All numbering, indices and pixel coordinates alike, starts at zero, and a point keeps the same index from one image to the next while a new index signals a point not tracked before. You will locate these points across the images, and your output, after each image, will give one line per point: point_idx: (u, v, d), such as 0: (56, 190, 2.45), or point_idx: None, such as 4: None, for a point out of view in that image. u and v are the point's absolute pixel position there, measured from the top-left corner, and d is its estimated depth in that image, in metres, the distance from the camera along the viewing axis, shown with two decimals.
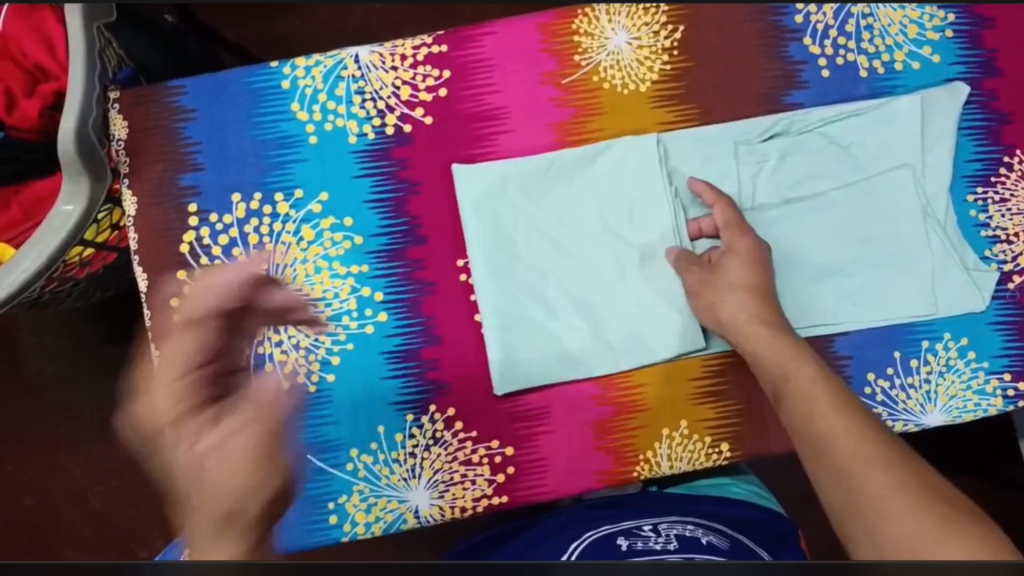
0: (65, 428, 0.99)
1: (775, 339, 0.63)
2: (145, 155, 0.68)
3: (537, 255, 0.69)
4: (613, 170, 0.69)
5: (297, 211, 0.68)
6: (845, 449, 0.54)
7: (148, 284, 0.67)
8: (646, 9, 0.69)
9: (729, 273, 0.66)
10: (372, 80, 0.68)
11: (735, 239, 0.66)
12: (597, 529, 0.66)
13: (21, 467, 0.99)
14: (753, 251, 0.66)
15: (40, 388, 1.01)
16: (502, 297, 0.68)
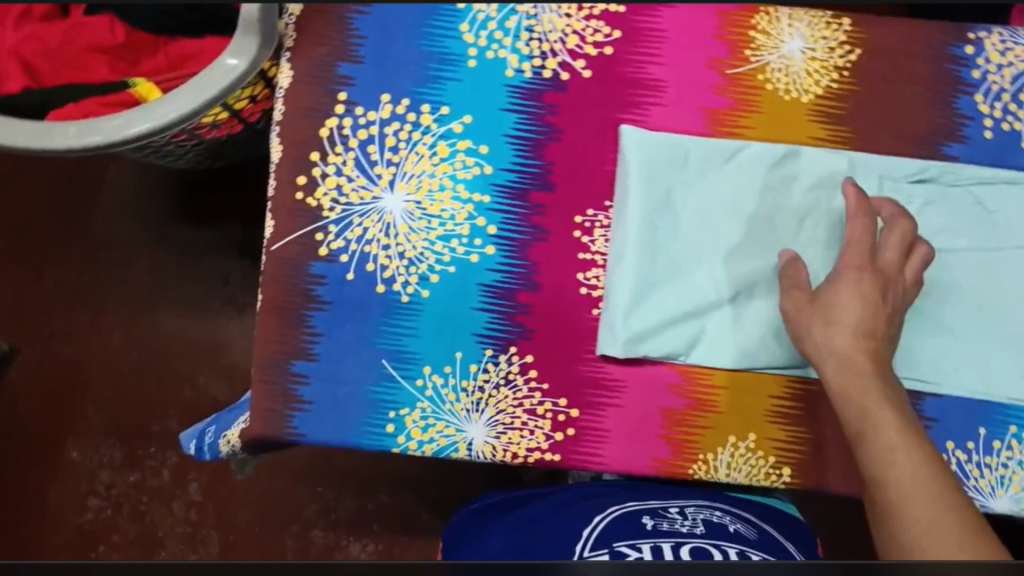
0: (162, 287, 1.13)
1: (866, 379, 0.60)
2: (311, 35, 0.69)
3: (694, 241, 0.68)
4: (796, 175, 0.68)
5: (438, 126, 0.69)
6: (909, 502, 0.52)
7: (280, 155, 0.69)
8: (828, 24, 0.70)
9: (835, 304, 0.63)
10: (545, 21, 0.69)
11: (852, 273, 0.64)
12: (624, 503, 0.65)
13: (116, 309, 1.12)
14: (874, 291, 0.63)
15: (151, 243, 1.13)
16: (653, 267, 0.68)
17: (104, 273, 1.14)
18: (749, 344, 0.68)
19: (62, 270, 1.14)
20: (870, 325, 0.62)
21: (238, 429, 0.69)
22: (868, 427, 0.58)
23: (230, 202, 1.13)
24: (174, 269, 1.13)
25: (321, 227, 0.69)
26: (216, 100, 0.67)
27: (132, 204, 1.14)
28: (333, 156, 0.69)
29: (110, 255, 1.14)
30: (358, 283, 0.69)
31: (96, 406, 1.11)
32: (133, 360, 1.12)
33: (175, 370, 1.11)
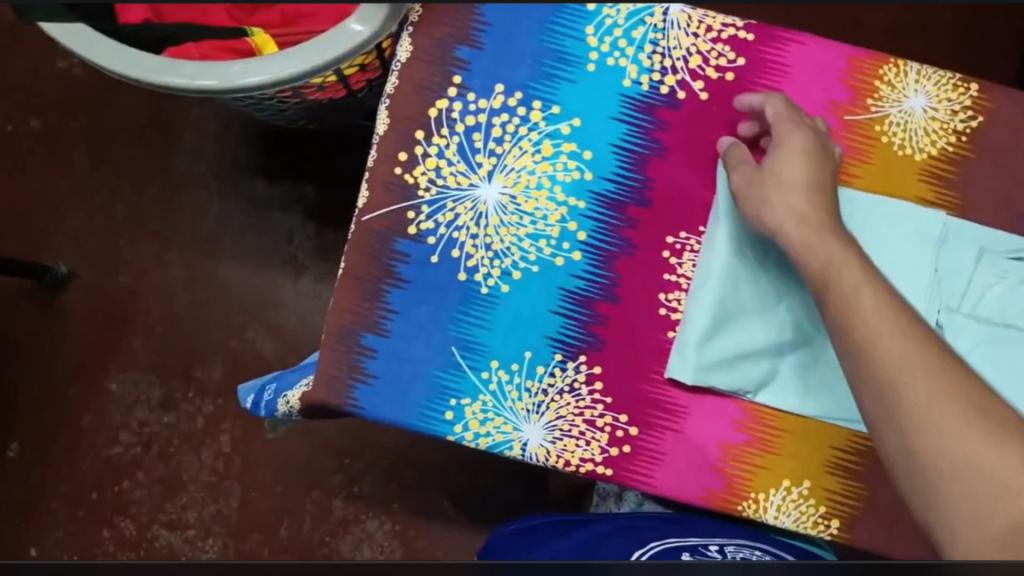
0: (229, 237, 1.14)
1: (846, 257, 0.58)
2: (437, 16, 0.69)
3: (780, 272, 0.68)
4: (891, 229, 0.67)
5: (547, 124, 0.69)
6: (931, 395, 0.48)
7: (385, 128, 0.69)
8: (955, 86, 0.69)
9: (783, 173, 0.63)
10: (671, 37, 0.69)
11: (785, 134, 0.64)
12: (664, 539, 0.66)
13: (181, 252, 1.14)
14: (806, 147, 0.64)
15: (220, 192, 1.15)
16: (730, 296, 0.67)
17: (171, 212, 1.15)
18: (819, 395, 0.68)
19: (131, 203, 1.15)
20: (816, 195, 0.62)
21: (299, 391, 0.69)
22: (856, 314, 0.55)
23: (308, 160, 1.14)
24: (240, 219, 1.14)
25: (414, 206, 0.69)
26: (332, 64, 0.67)
27: (211, 149, 1.15)
28: (437, 137, 0.69)
29: (180, 196, 1.15)
30: (440, 267, 0.69)
31: (143, 341, 1.12)
32: (187, 304, 1.13)
33: (224, 321, 1.12)
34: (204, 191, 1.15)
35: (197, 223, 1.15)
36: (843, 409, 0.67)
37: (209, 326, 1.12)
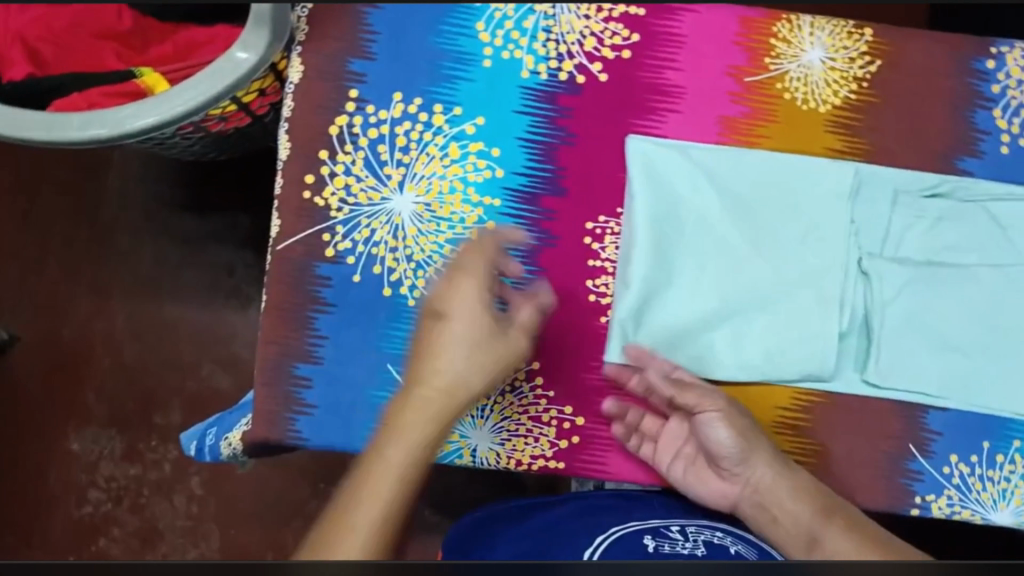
0: (169, 277, 1.12)
1: (780, 473, 0.64)
2: (325, 30, 0.68)
3: (699, 237, 0.67)
4: (803, 185, 0.67)
5: (451, 127, 0.68)
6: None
7: (289, 153, 0.68)
8: (849, 34, 0.68)
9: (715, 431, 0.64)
10: (563, 22, 0.68)
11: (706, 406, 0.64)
12: (625, 523, 0.61)
13: (122, 299, 1.12)
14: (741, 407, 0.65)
15: (152, 233, 1.13)
16: (655, 273, 0.66)
17: (106, 261, 1.12)
18: (755, 357, 0.66)
19: (64, 257, 1.13)
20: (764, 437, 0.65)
21: (239, 432, 0.69)
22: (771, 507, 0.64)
23: (238, 189, 1.13)
24: (176, 257, 1.12)
25: (329, 228, 0.68)
26: (223, 95, 0.66)
27: (136, 191, 1.13)
28: (342, 155, 0.68)
29: (113, 243, 1.13)
30: (364, 286, 0.68)
31: (96, 394, 1.09)
32: (136, 352, 1.10)
33: (177, 363, 1.10)
34: (134, 235, 1.13)
35: (134, 268, 1.12)
36: (778, 365, 0.66)
37: (161, 370, 1.10)
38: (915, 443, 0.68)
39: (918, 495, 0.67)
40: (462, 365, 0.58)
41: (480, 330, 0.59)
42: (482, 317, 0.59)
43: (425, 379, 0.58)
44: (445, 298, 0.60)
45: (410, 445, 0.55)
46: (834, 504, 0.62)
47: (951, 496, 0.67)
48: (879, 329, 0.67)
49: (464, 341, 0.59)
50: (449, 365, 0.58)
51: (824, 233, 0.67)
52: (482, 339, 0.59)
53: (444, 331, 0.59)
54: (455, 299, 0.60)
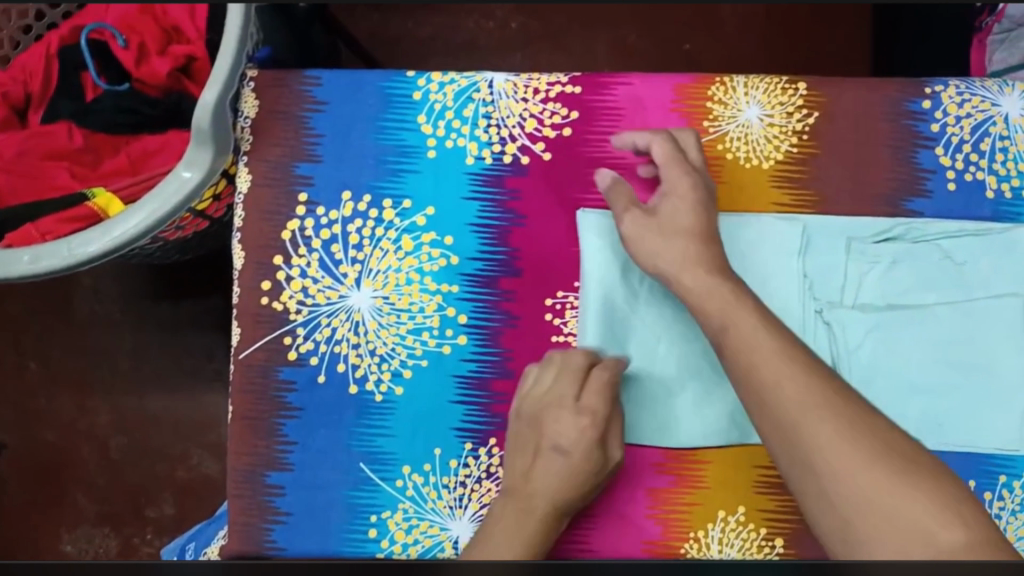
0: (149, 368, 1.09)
1: (738, 299, 0.60)
2: (268, 137, 0.69)
3: (656, 312, 0.68)
4: (746, 246, 0.68)
5: (401, 220, 0.68)
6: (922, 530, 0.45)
7: (242, 262, 0.68)
8: (784, 89, 0.69)
9: (674, 219, 0.65)
10: (502, 107, 0.69)
11: (674, 191, 0.66)
12: None
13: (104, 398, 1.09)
14: (697, 195, 0.66)
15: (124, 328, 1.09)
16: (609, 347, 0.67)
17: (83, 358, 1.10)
18: (721, 421, 0.67)
19: (42, 360, 1.10)
20: (707, 249, 0.64)
21: (217, 545, 0.68)
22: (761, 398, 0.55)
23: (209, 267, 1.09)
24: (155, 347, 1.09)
25: (289, 331, 0.68)
26: (172, 213, 0.66)
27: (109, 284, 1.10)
28: (296, 258, 0.68)
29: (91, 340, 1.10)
30: (329, 385, 0.68)
31: (86, 494, 1.07)
32: (123, 449, 1.08)
33: (166, 456, 1.08)
34: (109, 330, 1.10)
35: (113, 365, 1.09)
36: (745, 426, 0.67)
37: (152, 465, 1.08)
38: None
39: None
40: (558, 480, 0.63)
41: (590, 464, 0.63)
42: (594, 447, 0.63)
43: (537, 495, 0.62)
44: (560, 429, 0.64)
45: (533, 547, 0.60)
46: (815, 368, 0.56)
47: None
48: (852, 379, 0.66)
49: (574, 470, 0.63)
50: (548, 481, 0.63)
51: (779, 289, 0.68)
52: (574, 471, 0.63)
53: (560, 465, 0.63)
54: (567, 432, 0.64)
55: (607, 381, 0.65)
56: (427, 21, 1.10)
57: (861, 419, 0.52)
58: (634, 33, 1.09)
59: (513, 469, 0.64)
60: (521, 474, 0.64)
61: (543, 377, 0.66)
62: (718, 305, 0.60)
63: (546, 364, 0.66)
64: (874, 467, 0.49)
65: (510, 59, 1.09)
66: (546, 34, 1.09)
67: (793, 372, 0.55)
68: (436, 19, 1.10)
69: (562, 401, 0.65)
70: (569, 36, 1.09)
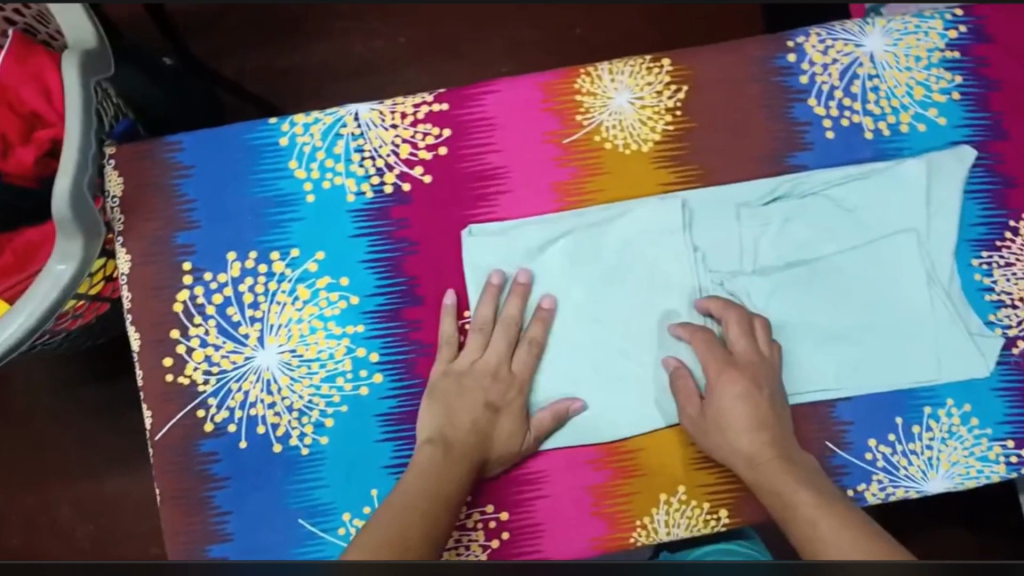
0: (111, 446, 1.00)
1: (784, 470, 0.60)
2: (140, 213, 0.67)
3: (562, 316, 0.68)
4: (632, 232, 0.68)
5: (293, 270, 0.67)
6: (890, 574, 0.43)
7: (139, 344, 0.67)
8: (649, 69, 0.70)
9: (727, 378, 0.64)
10: (372, 138, 0.68)
11: (721, 374, 0.64)
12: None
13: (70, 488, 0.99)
14: (748, 388, 0.63)
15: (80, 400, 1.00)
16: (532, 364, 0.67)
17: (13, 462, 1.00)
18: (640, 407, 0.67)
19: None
20: (773, 430, 0.63)
21: None
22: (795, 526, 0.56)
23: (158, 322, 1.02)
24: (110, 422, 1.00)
25: (201, 403, 0.67)
26: (51, 312, 0.62)
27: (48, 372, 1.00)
28: (194, 328, 0.67)
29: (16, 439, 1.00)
30: (252, 449, 0.67)
31: None
32: (91, 539, 0.97)
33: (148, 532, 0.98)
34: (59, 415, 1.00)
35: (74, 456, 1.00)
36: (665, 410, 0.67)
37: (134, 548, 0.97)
38: (832, 439, 0.68)
39: (850, 488, 0.68)
40: (437, 470, 0.61)
41: (464, 461, 0.62)
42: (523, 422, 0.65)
43: (428, 472, 0.61)
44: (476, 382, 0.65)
45: (429, 518, 0.56)
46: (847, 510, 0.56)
47: (881, 480, 0.68)
48: None
49: (449, 463, 0.62)
50: (429, 469, 0.61)
51: (672, 268, 0.68)
52: (488, 441, 0.64)
53: (437, 456, 0.62)
54: (504, 415, 0.65)
55: (532, 365, 0.67)
56: (310, 48, 1.03)
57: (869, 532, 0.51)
58: (526, 25, 1.04)
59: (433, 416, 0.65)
60: (435, 432, 0.64)
61: (483, 346, 0.66)
62: (780, 479, 0.59)
63: (477, 334, 0.67)
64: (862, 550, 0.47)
65: (406, 72, 1.02)
66: (437, 43, 1.03)
67: (813, 499, 0.57)
68: (322, 46, 1.03)
69: (465, 370, 0.66)
70: (460, 39, 1.03)
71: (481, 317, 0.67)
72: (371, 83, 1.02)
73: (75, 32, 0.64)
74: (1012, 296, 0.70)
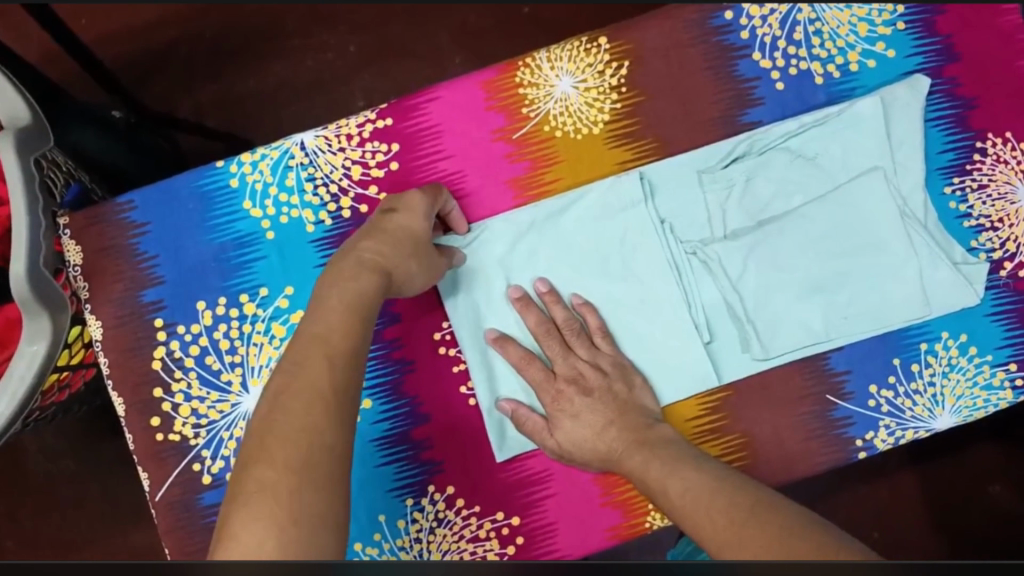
0: (131, 498, 0.95)
1: (647, 464, 0.59)
2: (103, 277, 0.67)
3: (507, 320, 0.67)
4: (594, 215, 0.67)
5: (264, 309, 0.67)
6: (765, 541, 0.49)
7: (125, 408, 0.66)
8: (587, 50, 0.69)
9: (565, 403, 0.64)
10: (321, 164, 0.67)
11: (556, 403, 0.64)
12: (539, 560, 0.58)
13: (97, 550, 0.94)
14: (585, 398, 0.64)
15: (97, 455, 0.95)
16: (500, 368, 0.67)
17: (20, 537, 0.94)
18: (655, 375, 0.67)
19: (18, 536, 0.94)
20: (624, 421, 0.63)
21: None
22: (673, 511, 0.56)
23: None
24: (128, 474, 0.95)
25: (196, 457, 0.66)
26: (32, 393, 0.61)
27: (55, 435, 0.95)
28: (176, 383, 0.66)
29: (23, 511, 0.94)
30: None
31: None
32: None
33: None
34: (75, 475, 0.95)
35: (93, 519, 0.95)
36: (657, 387, 0.67)
37: None
38: (832, 391, 0.67)
39: (858, 438, 0.67)
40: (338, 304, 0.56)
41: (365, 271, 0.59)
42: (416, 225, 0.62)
43: (330, 305, 0.56)
44: (395, 199, 0.63)
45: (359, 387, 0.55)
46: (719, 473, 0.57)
47: (888, 424, 0.67)
48: (742, 307, 0.67)
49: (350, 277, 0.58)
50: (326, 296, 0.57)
51: (639, 243, 0.68)
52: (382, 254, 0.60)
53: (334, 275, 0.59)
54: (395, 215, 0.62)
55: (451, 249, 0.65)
56: (266, 72, 1.01)
57: (727, 487, 0.55)
58: (471, 13, 1.03)
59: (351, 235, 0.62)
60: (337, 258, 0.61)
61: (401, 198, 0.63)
62: (637, 466, 0.60)
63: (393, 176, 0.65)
64: (739, 516, 0.52)
65: (359, 80, 1.01)
66: (387, 47, 1.02)
67: (673, 471, 0.58)
68: (279, 65, 1.01)
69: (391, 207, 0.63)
70: (410, 39, 1.02)
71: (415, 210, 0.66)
72: (324, 97, 1.00)
73: (7, 108, 0.62)
74: (992, 219, 0.69)
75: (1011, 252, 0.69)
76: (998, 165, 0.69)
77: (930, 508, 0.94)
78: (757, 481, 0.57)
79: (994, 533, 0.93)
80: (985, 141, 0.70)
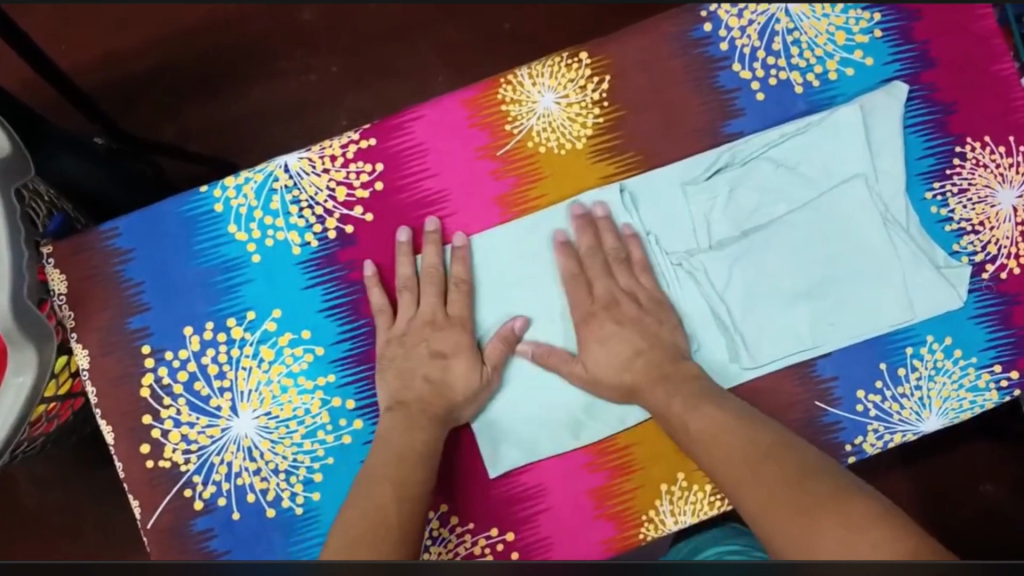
0: (122, 527, 0.94)
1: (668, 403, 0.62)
2: (90, 304, 0.66)
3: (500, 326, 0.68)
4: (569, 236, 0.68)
5: (252, 333, 0.67)
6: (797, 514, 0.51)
7: (114, 435, 0.66)
8: (569, 66, 0.69)
9: (598, 326, 0.65)
10: (306, 186, 0.67)
11: (589, 322, 0.66)
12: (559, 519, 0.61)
13: None
14: (627, 321, 0.65)
15: (87, 485, 0.95)
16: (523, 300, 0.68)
17: None
18: None
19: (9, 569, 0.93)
20: (653, 353, 0.64)
21: None
22: (702, 453, 0.59)
23: None
24: (119, 503, 0.94)
25: (187, 483, 0.66)
26: (20, 423, 0.59)
27: (44, 464, 0.94)
28: (165, 410, 0.66)
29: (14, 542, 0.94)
30: (246, 519, 0.65)
31: None
32: None
33: None
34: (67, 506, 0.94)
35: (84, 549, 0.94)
36: None
37: None
38: (820, 398, 0.68)
39: (848, 443, 0.67)
40: (399, 436, 0.62)
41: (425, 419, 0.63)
42: (476, 363, 0.65)
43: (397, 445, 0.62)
44: (438, 340, 0.65)
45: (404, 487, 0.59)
46: (752, 423, 0.59)
47: (877, 428, 0.67)
48: (729, 316, 0.67)
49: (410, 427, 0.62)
50: (391, 436, 0.62)
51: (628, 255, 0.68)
52: (447, 386, 0.64)
53: (399, 423, 0.63)
54: (456, 361, 0.65)
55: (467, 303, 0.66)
56: (250, 95, 1.01)
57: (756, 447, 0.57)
58: (452, 31, 1.03)
59: (403, 325, 0.66)
60: (391, 402, 0.64)
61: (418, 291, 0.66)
62: (660, 401, 0.62)
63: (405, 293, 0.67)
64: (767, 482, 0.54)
65: (343, 101, 1.01)
66: (371, 67, 1.02)
67: (709, 418, 0.60)
68: (258, 91, 1.01)
69: (437, 308, 0.66)
70: (395, 58, 1.02)
71: (451, 274, 0.67)
72: (314, 119, 1.01)
73: None
74: (972, 222, 0.70)
75: (992, 255, 0.69)
76: (977, 169, 0.70)
77: (921, 513, 0.95)
78: (784, 432, 0.59)
79: (990, 535, 0.93)
80: (963, 146, 0.70)
